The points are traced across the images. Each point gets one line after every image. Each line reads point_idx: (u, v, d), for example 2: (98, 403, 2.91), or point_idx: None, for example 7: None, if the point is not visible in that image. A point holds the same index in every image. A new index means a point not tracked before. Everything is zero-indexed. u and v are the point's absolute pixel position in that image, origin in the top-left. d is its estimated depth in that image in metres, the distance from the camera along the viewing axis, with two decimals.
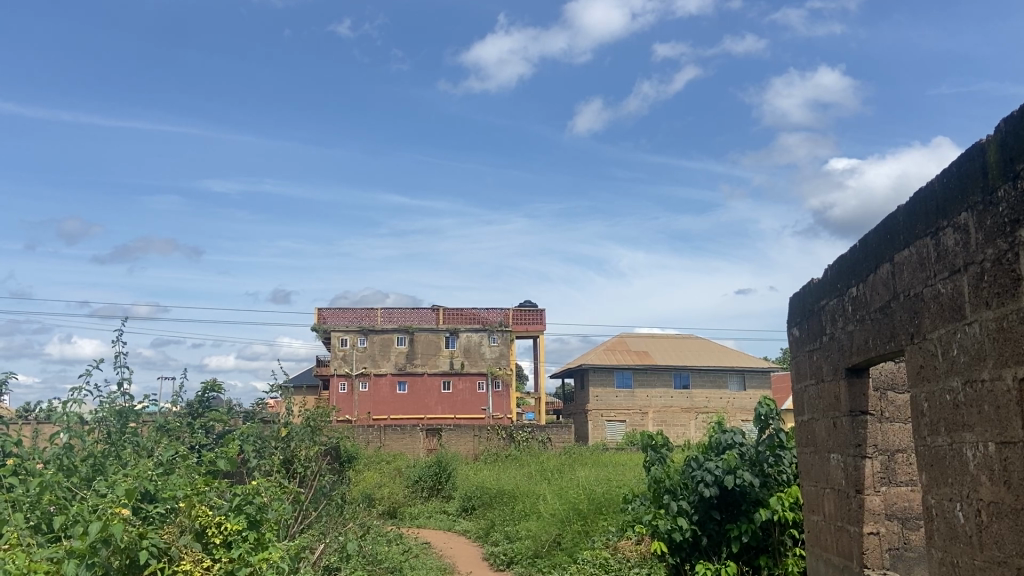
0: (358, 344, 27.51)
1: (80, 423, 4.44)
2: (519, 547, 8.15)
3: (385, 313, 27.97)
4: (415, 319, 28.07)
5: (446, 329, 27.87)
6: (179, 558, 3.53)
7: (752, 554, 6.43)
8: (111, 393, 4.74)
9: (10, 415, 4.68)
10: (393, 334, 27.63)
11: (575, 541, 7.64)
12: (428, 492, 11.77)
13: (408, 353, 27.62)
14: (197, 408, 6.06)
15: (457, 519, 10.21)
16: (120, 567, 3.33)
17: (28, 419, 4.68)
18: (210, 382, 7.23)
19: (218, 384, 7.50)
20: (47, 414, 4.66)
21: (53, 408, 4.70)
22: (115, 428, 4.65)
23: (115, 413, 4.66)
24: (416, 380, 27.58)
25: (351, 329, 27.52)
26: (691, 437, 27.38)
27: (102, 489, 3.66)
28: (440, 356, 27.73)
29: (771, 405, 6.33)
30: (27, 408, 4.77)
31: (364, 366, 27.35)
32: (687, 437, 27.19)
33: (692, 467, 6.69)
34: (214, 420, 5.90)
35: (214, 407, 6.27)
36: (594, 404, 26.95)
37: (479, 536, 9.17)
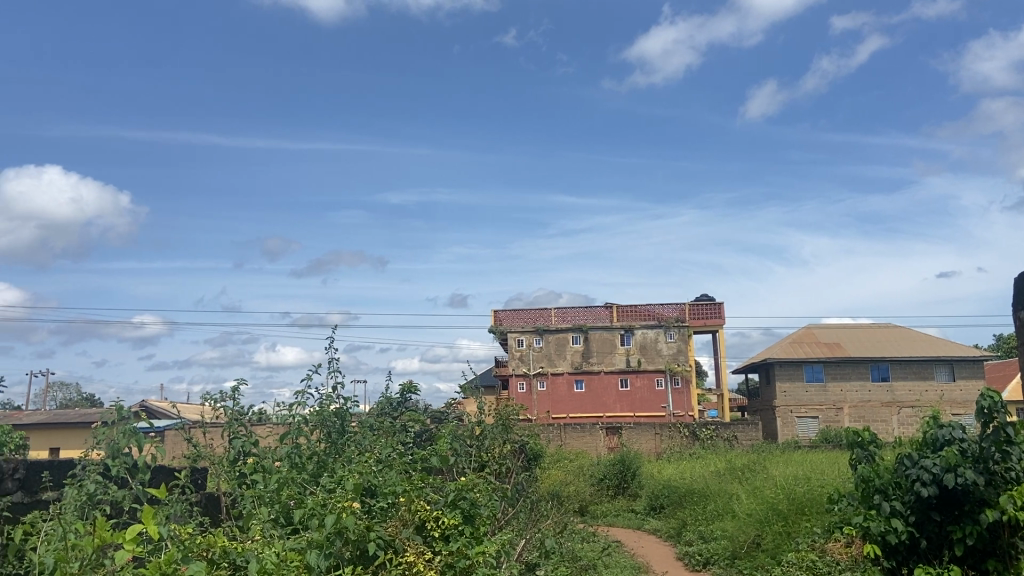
0: (534, 344, 27.99)
1: (304, 425, 4.82)
2: (715, 547, 7.96)
3: (559, 313, 28.32)
4: (590, 318, 28.19)
5: (621, 327, 27.73)
6: (403, 550, 3.71)
7: (977, 559, 5.89)
8: (327, 394, 5.07)
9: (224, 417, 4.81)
10: (568, 334, 27.90)
11: (777, 543, 7.37)
12: (613, 491, 11.74)
13: (585, 351, 27.78)
14: (394, 410, 6.36)
15: (646, 519, 10.12)
16: (352, 557, 3.54)
17: (240, 421, 4.85)
18: (406, 384, 7.62)
19: (414, 386, 7.88)
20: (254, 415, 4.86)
21: (280, 411, 5.11)
22: (336, 428, 4.99)
23: (334, 414, 5.01)
24: (594, 379, 27.65)
25: (527, 330, 28.05)
26: (897, 432, 25.58)
27: (330, 485, 3.90)
28: (616, 354, 27.65)
29: (993, 397, 5.76)
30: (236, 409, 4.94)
31: (541, 366, 27.80)
32: (894, 434, 25.63)
33: (905, 465, 6.22)
34: (411, 421, 6.06)
35: (412, 407, 6.55)
36: (783, 400, 25.87)
37: (671, 536, 9.03)
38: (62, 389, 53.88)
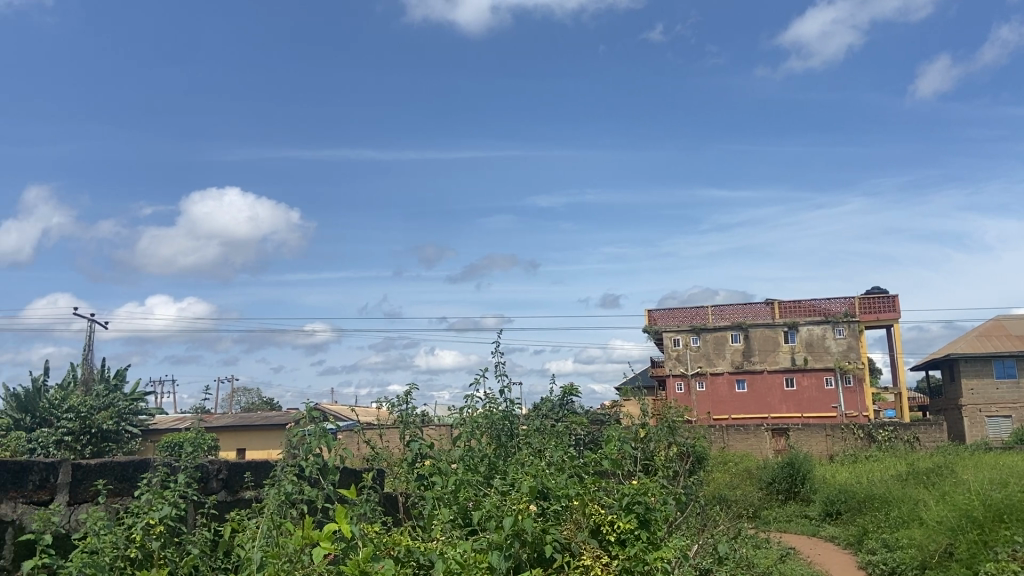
0: (690, 344, 27.41)
1: (474, 427, 4.92)
2: (902, 556, 7.46)
3: (717, 311, 27.61)
4: (750, 315, 27.25)
5: (784, 324, 26.60)
6: (579, 553, 3.71)
7: None
8: (495, 397, 5.18)
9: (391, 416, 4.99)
10: (727, 332, 27.13)
11: (972, 552, 6.74)
12: (784, 496, 11.27)
13: (745, 350, 26.88)
14: (556, 411, 6.37)
15: (822, 525, 9.62)
16: (530, 559, 3.57)
17: (408, 424, 4.94)
18: (568, 386, 7.66)
19: (575, 389, 7.91)
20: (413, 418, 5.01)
21: (450, 413, 5.26)
22: (502, 430, 5.05)
23: (502, 416, 5.08)
24: (756, 378, 26.68)
25: (683, 329, 27.52)
26: None
27: (506, 487, 3.94)
28: (779, 353, 26.54)
29: None
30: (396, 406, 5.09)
31: (699, 366, 27.16)
32: None
33: None
34: (576, 424, 6.09)
35: (572, 409, 6.54)
36: (969, 399, 23.91)
37: (851, 544, 8.54)
38: (243, 394, 58.31)
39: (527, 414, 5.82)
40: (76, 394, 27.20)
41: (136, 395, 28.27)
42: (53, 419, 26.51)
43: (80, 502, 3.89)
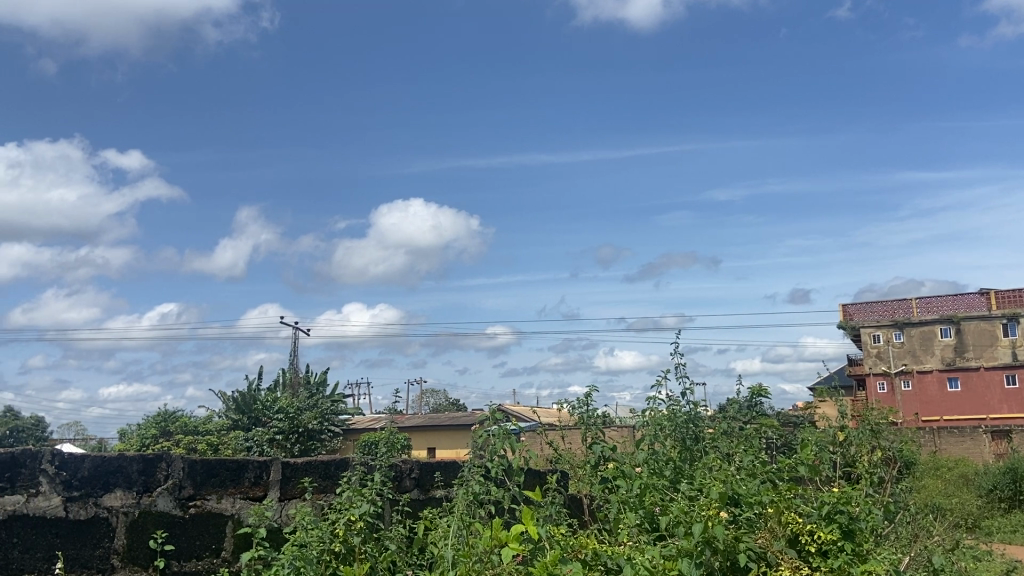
0: (892, 340, 25.48)
1: (658, 429, 4.80)
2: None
3: (923, 304, 25.52)
4: (962, 307, 24.92)
5: (1005, 316, 24.08)
6: (776, 564, 3.50)
7: None
8: (678, 398, 5.03)
9: (573, 417, 4.97)
10: (935, 326, 24.97)
11: None
12: (1009, 505, 10.16)
13: (958, 345, 24.56)
14: (744, 413, 6.10)
15: None
16: (722, 568, 3.41)
17: (590, 425, 4.91)
18: (756, 387, 7.33)
19: (763, 390, 7.56)
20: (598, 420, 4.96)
21: (633, 415, 5.16)
22: (687, 433, 4.89)
23: (686, 419, 4.92)
24: (971, 376, 24.30)
25: (883, 325, 25.65)
26: None
27: (694, 492, 3.80)
28: (998, 348, 24.02)
29: None
30: (577, 405, 5.06)
31: (903, 364, 25.15)
32: None
33: None
34: (767, 427, 5.80)
35: (762, 411, 6.23)
36: None
37: None
38: (433, 396, 61.11)
39: (714, 417, 5.61)
40: (286, 398, 29.67)
41: (336, 397, 30.40)
42: (267, 419, 29.06)
43: (289, 498, 4.19)
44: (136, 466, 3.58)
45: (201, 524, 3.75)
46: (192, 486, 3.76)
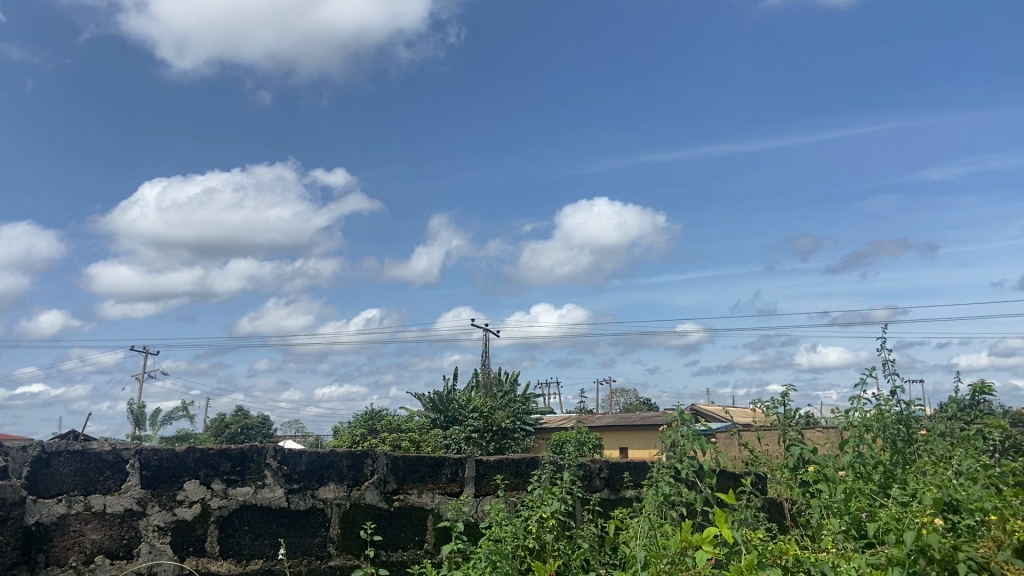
0: None
1: (864, 430, 4.49)
2: None
3: None
4: None
5: None
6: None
7: None
8: (886, 397, 4.68)
9: (771, 419, 4.76)
10: None
11: None
12: None
13: None
14: (965, 413, 5.57)
15: None
16: None
17: (790, 426, 4.68)
18: (979, 384, 6.68)
19: (987, 388, 6.88)
20: (797, 421, 4.73)
21: (836, 416, 4.87)
22: (898, 434, 4.54)
23: (897, 419, 4.57)
24: None
25: None
26: None
27: (904, 497, 3.52)
28: None
29: None
30: (773, 405, 4.85)
31: None
32: None
33: None
34: (993, 428, 5.27)
35: (987, 410, 5.66)
36: None
37: None
38: (624, 395, 60.97)
39: (930, 417, 5.17)
40: (481, 398, 30.82)
41: (528, 397, 31.16)
42: (463, 418, 30.35)
43: (484, 495, 4.36)
44: (346, 460, 3.88)
45: (406, 516, 4.01)
46: (396, 481, 4.02)
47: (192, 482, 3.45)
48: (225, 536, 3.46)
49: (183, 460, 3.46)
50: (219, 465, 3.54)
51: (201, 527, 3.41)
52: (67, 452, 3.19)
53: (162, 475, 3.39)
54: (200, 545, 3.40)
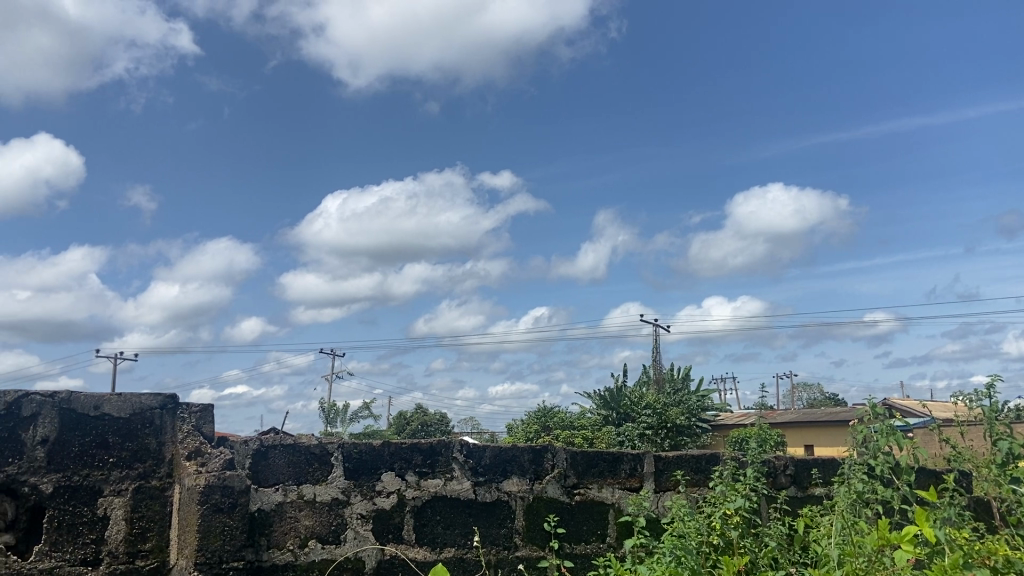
0: None
1: None
2: None
3: None
4: None
5: None
6: None
7: None
8: None
9: (977, 414, 4.42)
10: None
11: None
12: None
13: None
14: None
15: None
16: None
17: (998, 421, 4.31)
18: None
19: None
20: (1006, 416, 4.35)
21: None
22: None
23: None
24: None
25: None
26: None
27: None
28: None
29: None
30: (977, 398, 4.50)
31: None
32: None
33: None
34: None
35: None
36: None
37: None
38: (805, 390, 58.16)
39: None
40: (653, 394, 30.43)
41: (702, 392, 30.46)
42: (635, 414, 30.02)
43: (664, 491, 4.42)
44: (526, 455, 4.05)
45: (587, 511, 4.14)
46: (575, 475, 4.15)
47: (388, 473, 3.68)
48: (420, 525, 3.70)
49: (380, 453, 3.70)
50: (411, 458, 3.77)
51: (399, 516, 3.65)
52: (281, 445, 3.46)
53: (362, 467, 3.63)
54: (398, 532, 3.64)
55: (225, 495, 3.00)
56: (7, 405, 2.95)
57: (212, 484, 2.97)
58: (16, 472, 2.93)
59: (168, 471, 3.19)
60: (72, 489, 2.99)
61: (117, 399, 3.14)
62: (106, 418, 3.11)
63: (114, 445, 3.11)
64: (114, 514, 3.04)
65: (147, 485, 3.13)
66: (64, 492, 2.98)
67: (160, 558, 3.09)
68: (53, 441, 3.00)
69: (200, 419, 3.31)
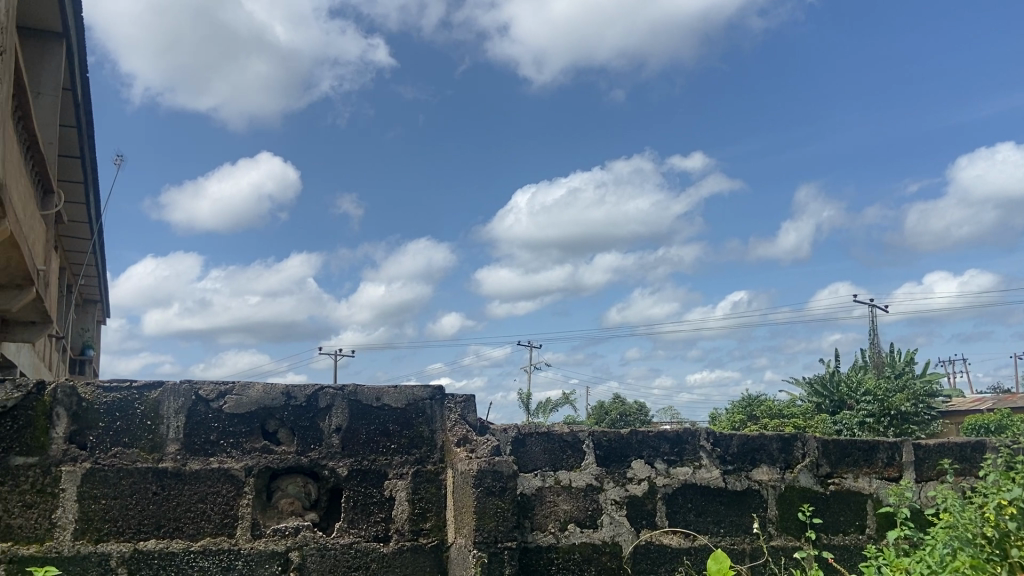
0: None
1: None
2: None
3: None
4: None
5: None
6: None
7: None
8: None
9: None
10: None
11: None
12: None
13: None
14: None
15: None
16: None
17: None
18: None
19: None
20: None
21: None
22: None
23: None
24: None
25: None
26: None
27: None
28: None
29: None
30: None
31: None
32: None
33: None
34: None
35: None
36: None
37: None
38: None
39: None
40: (872, 379, 28.42)
41: (929, 376, 28.07)
42: (852, 402, 28.19)
43: (926, 480, 4.18)
44: (775, 444, 3.97)
45: (843, 500, 4.00)
46: (828, 464, 4.02)
47: (639, 461, 3.75)
48: (672, 512, 3.74)
49: (628, 441, 3.78)
50: (658, 446, 3.81)
51: (651, 503, 3.71)
52: (537, 433, 3.63)
53: (612, 454, 3.73)
54: (651, 519, 3.70)
55: (496, 479, 3.20)
56: (306, 399, 3.33)
57: (484, 469, 3.19)
58: (318, 456, 3.29)
59: (441, 457, 3.46)
60: (363, 473, 3.33)
61: (394, 391, 3.46)
62: (386, 408, 3.43)
63: (395, 433, 3.42)
64: (398, 495, 3.35)
65: (424, 469, 3.42)
66: (356, 475, 3.32)
67: (439, 537, 3.37)
68: (345, 429, 3.35)
69: (465, 409, 3.55)
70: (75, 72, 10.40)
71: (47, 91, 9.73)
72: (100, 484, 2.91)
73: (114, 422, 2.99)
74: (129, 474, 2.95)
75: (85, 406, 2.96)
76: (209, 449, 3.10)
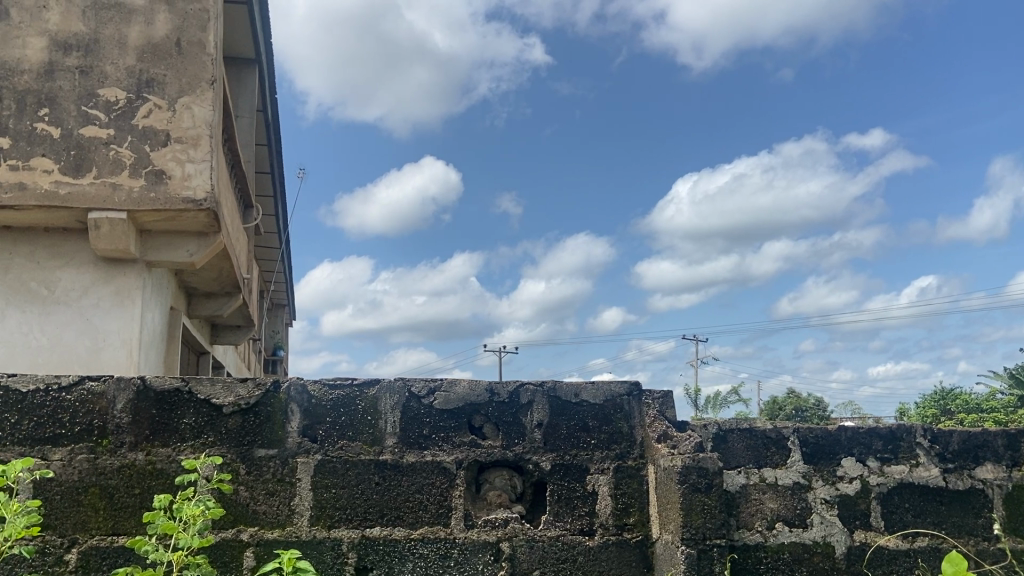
0: None
1: None
2: None
3: None
4: None
5: None
6: None
7: None
8: None
9: None
10: None
11: None
12: None
13: None
14: None
15: None
16: None
17: None
18: None
19: None
20: None
21: None
22: None
23: None
24: None
25: None
26: None
27: None
28: None
29: None
30: None
31: None
32: None
33: None
34: None
35: None
36: None
37: None
38: None
39: None
40: None
41: None
42: None
43: None
44: (1002, 441, 3.65)
45: None
46: None
47: (849, 458, 3.57)
48: (888, 512, 3.53)
49: (837, 437, 3.60)
50: (871, 443, 3.61)
51: (864, 502, 3.52)
52: (739, 429, 3.54)
53: (821, 451, 3.57)
54: (865, 519, 3.51)
55: (701, 476, 3.16)
56: (509, 395, 3.43)
57: (688, 465, 3.16)
58: (522, 450, 3.39)
59: (641, 452, 3.46)
60: (565, 467, 3.40)
61: (592, 387, 3.51)
62: (585, 403, 3.48)
63: (595, 429, 3.46)
64: (601, 489, 3.39)
65: (626, 464, 3.43)
66: (559, 469, 3.39)
67: (644, 532, 3.37)
68: (545, 424, 3.43)
69: (663, 404, 3.52)
70: (266, 93, 11.26)
71: (245, 113, 10.61)
72: (330, 474, 3.15)
73: (340, 417, 3.23)
74: (354, 465, 3.18)
75: (315, 402, 3.22)
76: (423, 443, 3.28)
